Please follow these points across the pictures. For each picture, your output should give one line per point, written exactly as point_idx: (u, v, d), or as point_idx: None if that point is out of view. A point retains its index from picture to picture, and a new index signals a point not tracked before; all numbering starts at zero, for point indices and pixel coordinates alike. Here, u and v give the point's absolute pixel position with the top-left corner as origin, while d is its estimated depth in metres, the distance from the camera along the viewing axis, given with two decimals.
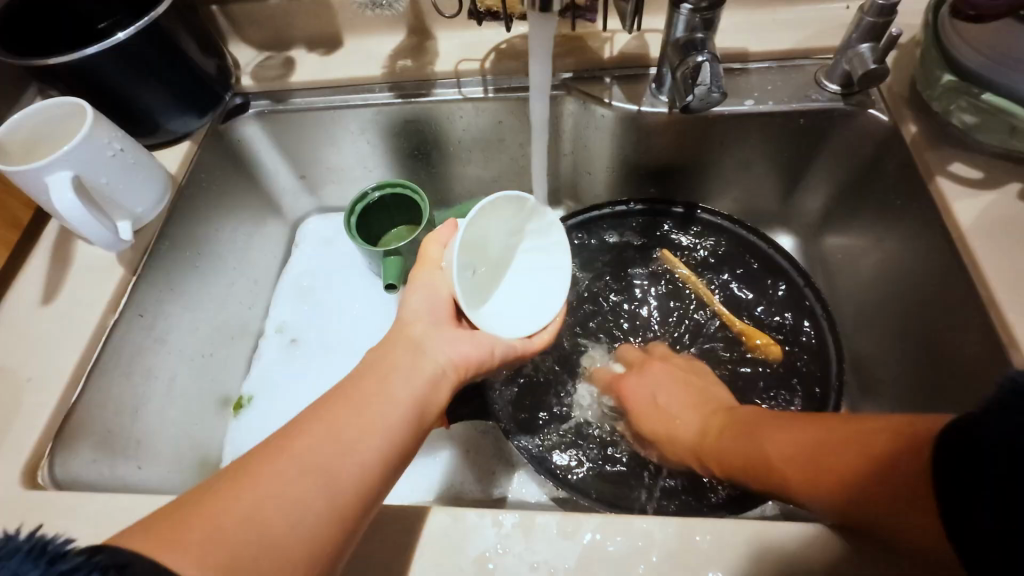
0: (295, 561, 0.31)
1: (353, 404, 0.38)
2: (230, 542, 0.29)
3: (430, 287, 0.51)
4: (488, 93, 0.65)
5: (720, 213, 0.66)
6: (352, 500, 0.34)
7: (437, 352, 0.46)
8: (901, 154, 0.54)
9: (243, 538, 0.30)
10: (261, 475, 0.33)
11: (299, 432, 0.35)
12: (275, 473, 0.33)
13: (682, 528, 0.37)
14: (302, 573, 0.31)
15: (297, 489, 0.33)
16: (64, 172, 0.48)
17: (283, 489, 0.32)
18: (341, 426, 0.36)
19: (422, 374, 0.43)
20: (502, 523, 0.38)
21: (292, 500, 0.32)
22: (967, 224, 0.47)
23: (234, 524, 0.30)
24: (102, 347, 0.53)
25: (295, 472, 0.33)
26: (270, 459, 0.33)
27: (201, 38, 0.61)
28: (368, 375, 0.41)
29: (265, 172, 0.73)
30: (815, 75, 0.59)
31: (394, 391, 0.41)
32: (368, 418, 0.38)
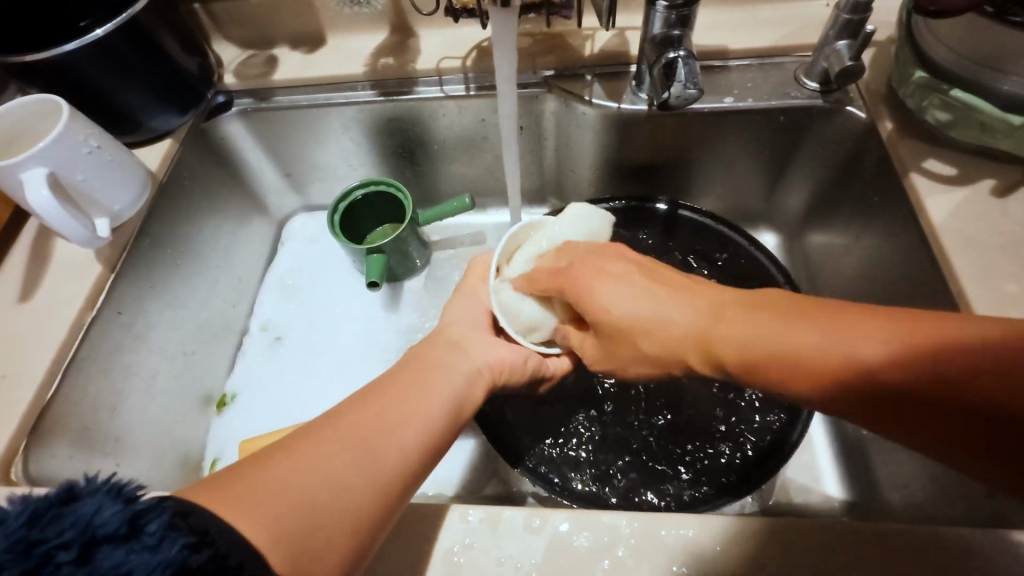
0: (341, 529, 0.32)
1: (394, 394, 0.39)
2: (270, 516, 0.30)
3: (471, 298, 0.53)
4: (470, 91, 0.65)
5: (701, 212, 0.66)
6: (383, 495, 0.34)
7: (479, 352, 0.47)
8: (878, 151, 0.54)
9: (292, 505, 0.31)
10: (300, 456, 0.33)
11: (336, 422, 0.36)
12: (314, 457, 0.33)
13: (648, 523, 0.37)
14: (341, 545, 0.32)
15: (337, 471, 0.33)
16: (38, 169, 0.48)
17: (320, 473, 0.32)
18: (381, 412, 0.37)
19: (460, 375, 0.44)
20: (469, 519, 0.38)
21: (325, 483, 0.32)
22: (939, 220, 0.47)
23: (284, 491, 0.31)
24: (79, 343, 0.53)
25: (338, 449, 0.34)
26: (305, 444, 0.34)
27: (181, 36, 0.61)
28: (410, 370, 0.43)
29: (250, 171, 0.73)
30: (794, 72, 0.59)
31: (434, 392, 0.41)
32: (407, 414, 0.38)
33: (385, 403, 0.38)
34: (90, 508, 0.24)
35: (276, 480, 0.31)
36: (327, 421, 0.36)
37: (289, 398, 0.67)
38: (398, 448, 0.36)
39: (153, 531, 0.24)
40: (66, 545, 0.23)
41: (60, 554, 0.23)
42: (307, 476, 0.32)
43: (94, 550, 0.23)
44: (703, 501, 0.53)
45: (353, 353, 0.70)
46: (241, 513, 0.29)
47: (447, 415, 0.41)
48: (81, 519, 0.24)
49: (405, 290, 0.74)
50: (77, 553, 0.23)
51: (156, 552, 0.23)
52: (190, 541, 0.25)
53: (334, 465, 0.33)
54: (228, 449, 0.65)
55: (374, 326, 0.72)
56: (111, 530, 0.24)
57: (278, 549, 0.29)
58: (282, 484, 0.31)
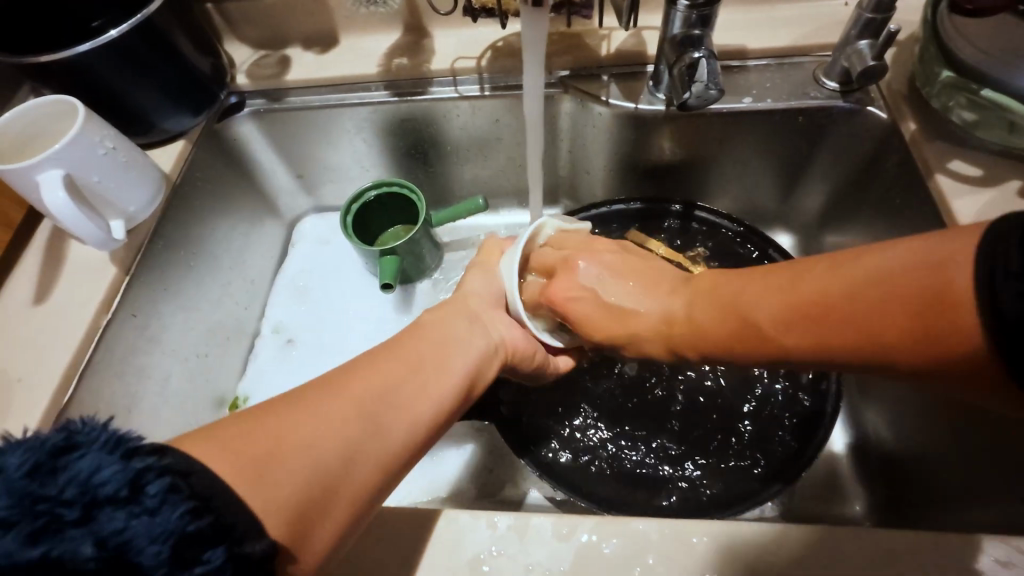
0: (344, 494, 0.33)
1: (409, 365, 0.39)
2: (267, 462, 0.30)
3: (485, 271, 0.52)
4: (485, 91, 0.65)
5: (718, 212, 0.66)
6: (387, 458, 0.35)
7: (494, 327, 0.47)
8: (901, 152, 0.53)
9: (300, 465, 0.31)
10: (306, 410, 0.34)
11: (346, 381, 0.36)
12: (321, 413, 0.34)
13: (678, 530, 0.37)
14: (344, 508, 0.33)
15: (345, 431, 0.34)
16: (55, 171, 0.48)
17: (327, 430, 0.33)
18: (393, 377, 0.38)
19: (478, 348, 0.44)
20: (496, 525, 0.38)
21: (329, 439, 0.33)
22: (967, 221, 0.47)
23: (293, 450, 0.31)
24: (95, 345, 0.52)
25: (351, 413, 0.34)
26: (313, 401, 0.34)
27: (195, 36, 0.61)
28: (423, 338, 0.42)
29: (261, 172, 0.73)
30: (813, 72, 0.59)
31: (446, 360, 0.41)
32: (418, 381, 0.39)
33: (396, 367, 0.39)
34: (89, 465, 0.25)
35: (280, 430, 0.32)
36: (335, 379, 0.37)
37: None
38: (406, 414, 0.37)
39: (154, 493, 0.25)
40: (67, 505, 0.24)
41: (65, 514, 0.24)
42: (312, 429, 0.33)
43: (96, 511, 0.24)
44: (726, 504, 0.52)
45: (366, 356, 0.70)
46: (240, 459, 0.30)
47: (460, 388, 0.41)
48: (80, 476, 0.24)
49: (417, 292, 0.74)
50: (79, 514, 0.24)
51: (156, 517, 0.24)
52: (192, 505, 0.25)
53: (341, 423, 0.34)
54: None
55: (387, 328, 0.72)
56: (111, 491, 0.24)
57: (277, 496, 0.30)
58: (285, 432, 0.32)
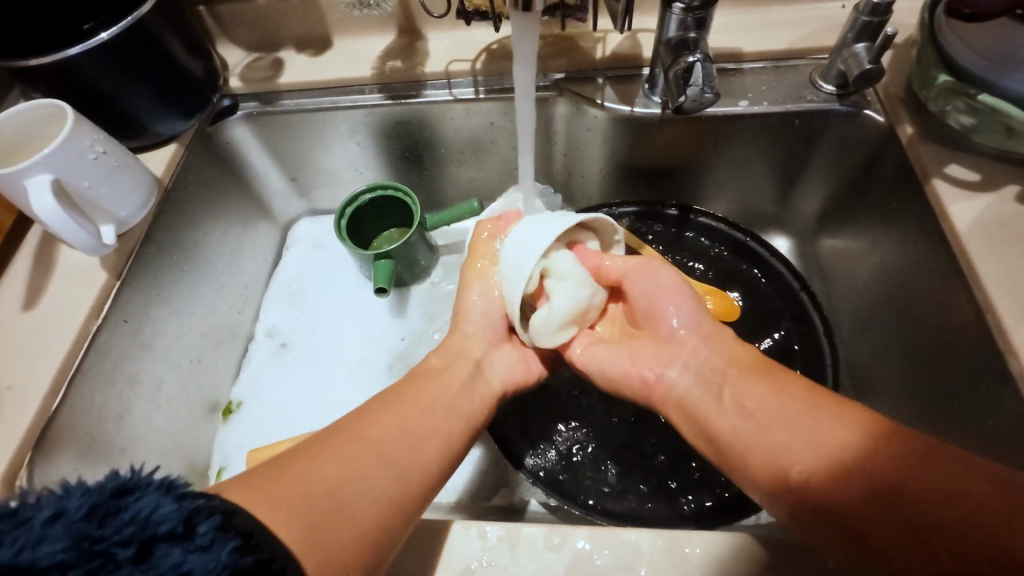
0: (371, 534, 0.33)
1: (419, 407, 0.41)
2: (318, 518, 0.31)
3: (487, 285, 0.51)
4: (479, 94, 0.64)
5: (715, 216, 0.65)
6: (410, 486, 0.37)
7: (496, 373, 0.49)
8: (898, 156, 0.53)
9: (327, 504, 0.32)
10: (331, 455, 0.35)
11: (364, 425, 0.38)
12: (338, 457, 0.34)
13: (670, 541, 0.36)
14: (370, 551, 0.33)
15: (365, 471, 0.35)
16: (43, 176, 0.47)
17: (349, 473, 0.34)
18: (405, 417, 0.40)
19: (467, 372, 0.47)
20: (487, 536, 0.37)
21: (356, 478, 0.34)
22: (964, 227, 0.46)
23: (320, 491, 0.32)
24: (85, 352, 0.52)
25: (370, 454, 0.36)
26: (328, 447, 0.35)
27: (187, 38, 0.61)
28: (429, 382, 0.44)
29: (254, 175, 0.72)
30: (810, 75, 0.58)
31: (444, 391, 0.44)
32: (420, 415, 0.41)
33: (400, 407, 0.40)
34: (144, 506, 0.24)
35: (307, 475, 0.32)
36: (346, 425, 0.38)
37: (297, 405, 0.66)
38: (412, 441, 0.39)
39: (205, 531, 0.25)
40: (123, 543, 0.23)
41: (118, 553, 0.23)
42: (342, 473, 0.34)
43: (153, 547, 0.23)
44: (722, 510, 0.52)
45: (360, 360, 0.69)
46: (295, 515, 0.30)
47: (456, 412, 0.43)
48: (140, 515, 0.24)
49: (412, 296, 0.73)
50: (135, 551, 0.23)
51: (209, 553, 0.24)
52: (238, 543, 0.25)
53: (364, 465, 0.35)
54: (233, 458, 0.63)
55: (380, 332, 0.71)
56: (168, 528, 0.24)
57: (326, 554, 0.30)
58: (326, 482, 0.33)
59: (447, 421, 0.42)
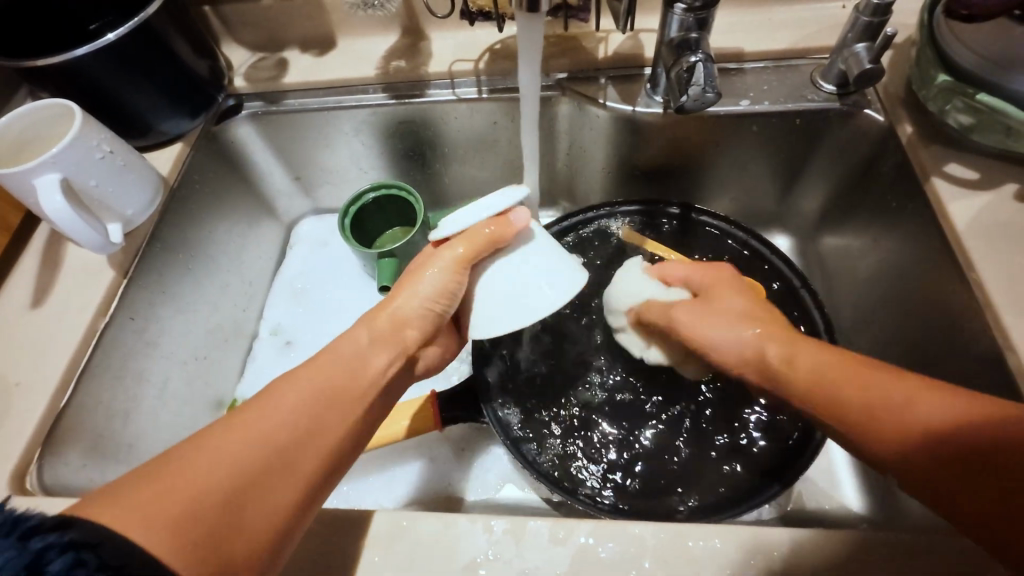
0: (250, 527, 0.31)
1: (313, 376, 0.38)
2: (185, 518, 0.29)
3: (444, 279, 0.44)
4: (483, 93, 0.65)
5: (716, 215, 0.66)
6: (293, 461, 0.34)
7: (421, 362, 0.48)
8: (898, 155, 0.53)
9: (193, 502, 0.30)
10: (203, 447, 0.32)
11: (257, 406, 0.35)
12: (211, 453, 0.32)
13: (673, 534, 0.37)
14: (248, 545, 0.31)
15: (236, 460, 0.32)
16: (52, 175, 0.48)
17: (218, 471, 0.31)
18: (294, 392, 0.37)
19: (370, 337, 0.43)
20: (493, 529, 0.38)
21: (226, 467, 0.32)
22: (963, 225, 0.47)
23: (181, 496, 0.30)
24: (92, 349, 0.52)
25: (243, 443, 0.33)
26: (203, 443, 0.32)
27: (192, 39, 0.61)
28: (334, 352, 0.41)
29: (259, 173, 0.73)
30: (810, 75, 0.59)
31: (348, 356, 0.41)
32: (322, 384, 0.38)
33: (298, 376, 0.38)
34: None
35: (175, 481, 0.30)
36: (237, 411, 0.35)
37: None
38: (303, 412, 0.36)
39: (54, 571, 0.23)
40: None
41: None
42: (216, 466, 0.31)
43: None
44: (724, 507, 0.52)
45: None
46: (159, 521, 0.28)
47: (371, 379, 0.41)
48: None
49: None
50: None
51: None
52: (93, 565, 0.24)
53: (239, 452, 0.32)
54: None
55: None
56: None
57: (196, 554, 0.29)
58: (193, 477, 0.30)
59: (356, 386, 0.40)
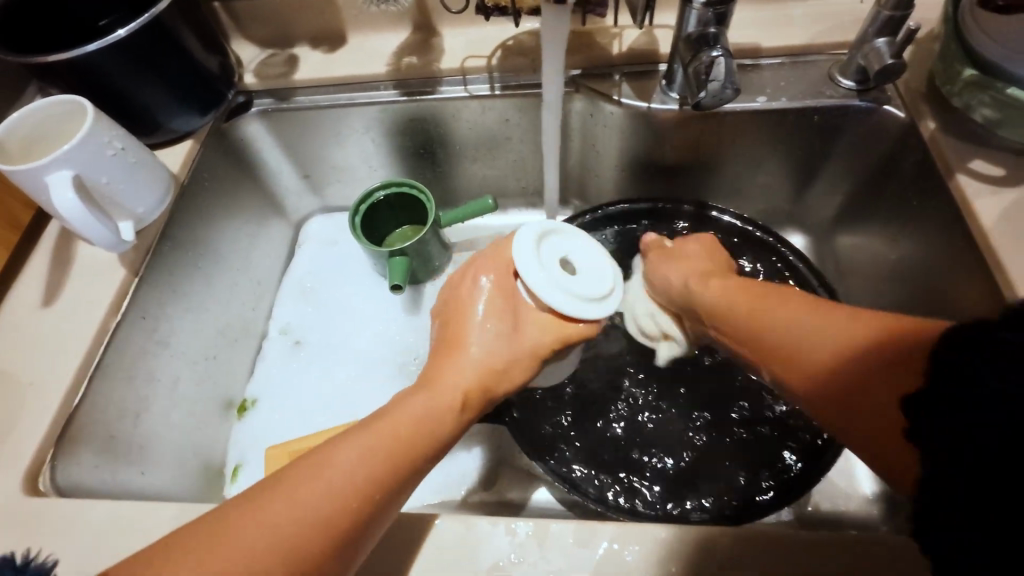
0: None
1: (379, 428, 0.38)
2: None
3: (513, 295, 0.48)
4: (495, 90, 0.64)
5: (732, 213, 0.65)
6: (344, 539, 0.34)
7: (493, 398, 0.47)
8: (920, 151, 0.53)
9: (230, 566, 0.31)
10: (245, 522, 0.33)
11: (312, 474, 0.35)
12: (261, 514, 0.33)
13: (698, 536, 0.36)
14: None
15: (275, 523, 0.33)
16: (65, 171, 0.47)
17: (262, 534, 0.32)
18: (359, 449, 0.37)
19: (451, 394, 0.43)
20: (515, 531, 0.37)
21: (269, 554, 0.32)
22: (988, 223, 0.46)
23: (220, 564, 0.31)
24: (104, 349, 0.52)
25: (290, 498, 0.34)
26: (261, 501, 0.34)
27: (202, 34, 0.60)
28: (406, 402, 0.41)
29: (268, 172, 0.72)
30: (829, 71, 0.58)
31: (411, 420, 0.40)
32: (377, 449, 0.37)
33: (354, 442, 0.37)
34: None
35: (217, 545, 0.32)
36: (299, 466, 0.36)
37: (316, 398, 0.67)
38: (354, 483, 0.35)
39: None
40: None
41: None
42: (254, 556, 0.32)
43: None
44: (739, 511, 0.52)
45: (377, 355, 0.69)
46: None
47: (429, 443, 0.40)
48: None
49: (426, 294, 0.73)
50: None
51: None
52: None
53: (282, 537, 0.32)
54: (250, 455, 0.63)
55: (395, 329, 0.71)
56: None
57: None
58: (234, 566, 0.31)
59: (418, 442, 0.39)
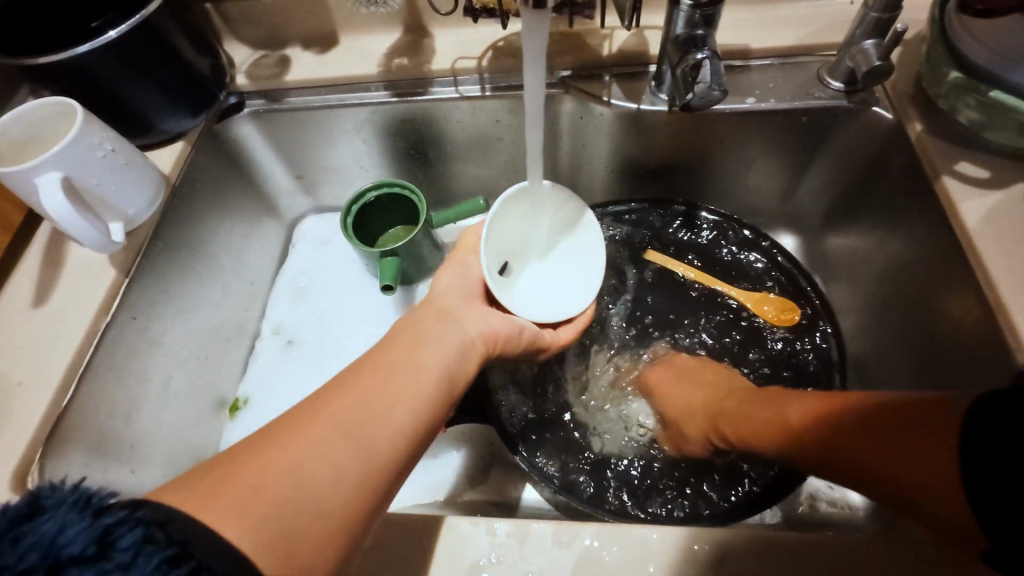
0: (330, 509, 0.32)
1: (384, 371, 0.39)
2: (289, 518, 0.30)
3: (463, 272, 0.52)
4: (486, 91, 0.64)
5: (723, 214, 0.65)
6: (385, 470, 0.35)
7: (469, 323, 0.47)
8: (907, 153, 0.53)
9: (283, 492, 0.30)
10: (308, 428, 0.33)
11: (321, 405, 0.35)
12: (304, 444, 0.32)
13: (679, 537, 0.36)
14: (320, 530, 0.31)
15: (321, 453, 0.33)
16: (54, 173, 0.48)
17: (309, 456, 0.32)
18: (381, 392, 0.37)
19: (450, 344, 0.44)
20: (495, 532, 0.37)
21: (334, 453, 0.33)
22: (974, 225, 0.46)
23: (275, 485, 0.30)
24: (94, 349, 0.52)
25: (329, 435, 0.33)
26: (297, 432, 0.33)
27: (194, 36, 0.61)
28: (400, 346, 0.42)
29: (261, 172, 0.72)
30: (818, 72, 0.58)
31: (430, 373, 0.40)
32: (402, 396, 0.38)
33: (369, 377, 0.38)
34: (52, 527, 0.24)
35: (265, 471, 0.31)
36: (327, 390, 0.37)
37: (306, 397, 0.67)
38: (391, 426, 0.36)
39: (126, 547, 0.24)
40: (29, 571, 0.23)
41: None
42: (319, 463, 0.32)
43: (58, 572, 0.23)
44: (744, 504, 0.52)
45: None
46: (243, 525, 0.28)
47: (440, 378, 0.41)
48: (44, 541, 0.23)
49: (418, 294, 0.73)
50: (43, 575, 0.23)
51: (129, 571, 0.23)
52: (169, 555, 0.25)
53: (335, 451, 0.33)
54: None
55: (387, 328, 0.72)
56: (77, 550, 0.24)
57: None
58: (292, 482, 0.31)
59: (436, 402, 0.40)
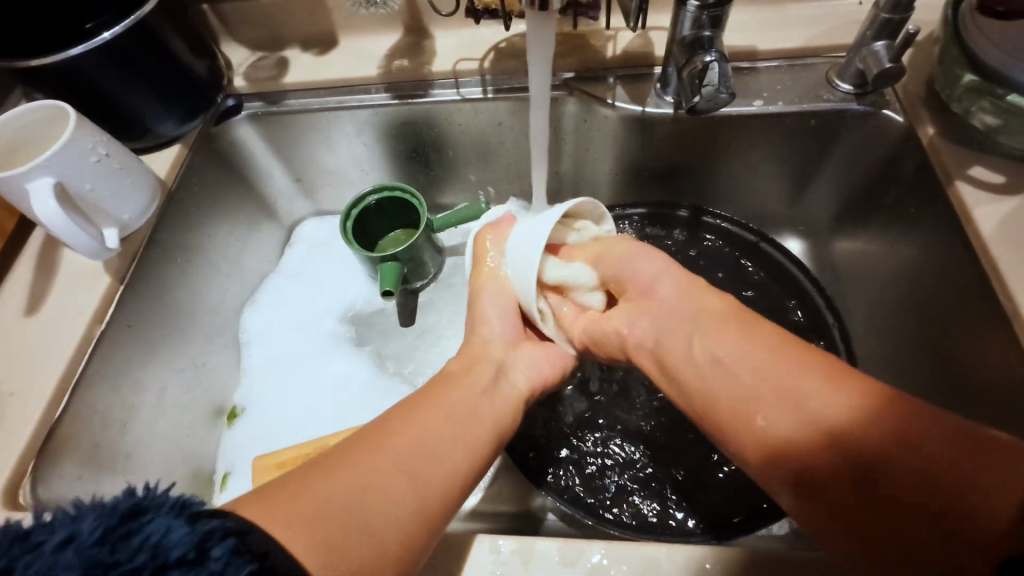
0: (385, 538, 0.31)
1: (446, 412, 0.39)
2: (348, 541, 0.29)
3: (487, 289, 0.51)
4: (488, 93, 0.63)
5: (731, 219, 0.64)
6: (440, 510, 0.34)
7: (520, 374, 0.47)
8: (919, 156, 0.52)
9: (346, 515, 0.30)
10: (373, 457, 0.34)
11: (383, 441, 0.35)
12: (367, 469, 0.33)
13: (689, 557, 0.35)
14: (373, 559, 0.30)
15: (383, 479, 0.33)
16: (47, 178, 0.47)
17: (369, 481, 0.32)
18: (443, 431, 0.37)
19: (493, 386, 0.44)
20: (499, 549, 0.36)
21: (394, 483, 0.33)
22: (989, 233, 0.45)
23: (336, 502, 0.30)
24: (88, 359, 0.51)
25: (390, 465, 0.34)
26: (358, 459, 0.33)
27: (190, 37, 0.59)
28: (450, 385, 0.42)
29: (260, 175, 0.71)
30: (826, 74, 0.57)
31: (485, 416, 0.41)
32: (460, 436, 0.38)
33: (428, 410, 0.39)
34: (157, 527, 0.24)
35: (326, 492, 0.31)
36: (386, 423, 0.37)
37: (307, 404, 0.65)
38: (451, 463, 0.36)
39: (219, 555, 0.24)
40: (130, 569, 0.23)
41: None
42: (380, 491, 0.32)
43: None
44: (758, 515, 0.51)
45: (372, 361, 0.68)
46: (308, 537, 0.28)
47: (494, 424, 0.41)
48: (152, 539, 0.24)
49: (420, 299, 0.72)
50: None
51: None
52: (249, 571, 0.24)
53: (394, 483, 0.33)
54: (242, 461, 0.62)
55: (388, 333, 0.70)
56: (181, 553, 0.23)
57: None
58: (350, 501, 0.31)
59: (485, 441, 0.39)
